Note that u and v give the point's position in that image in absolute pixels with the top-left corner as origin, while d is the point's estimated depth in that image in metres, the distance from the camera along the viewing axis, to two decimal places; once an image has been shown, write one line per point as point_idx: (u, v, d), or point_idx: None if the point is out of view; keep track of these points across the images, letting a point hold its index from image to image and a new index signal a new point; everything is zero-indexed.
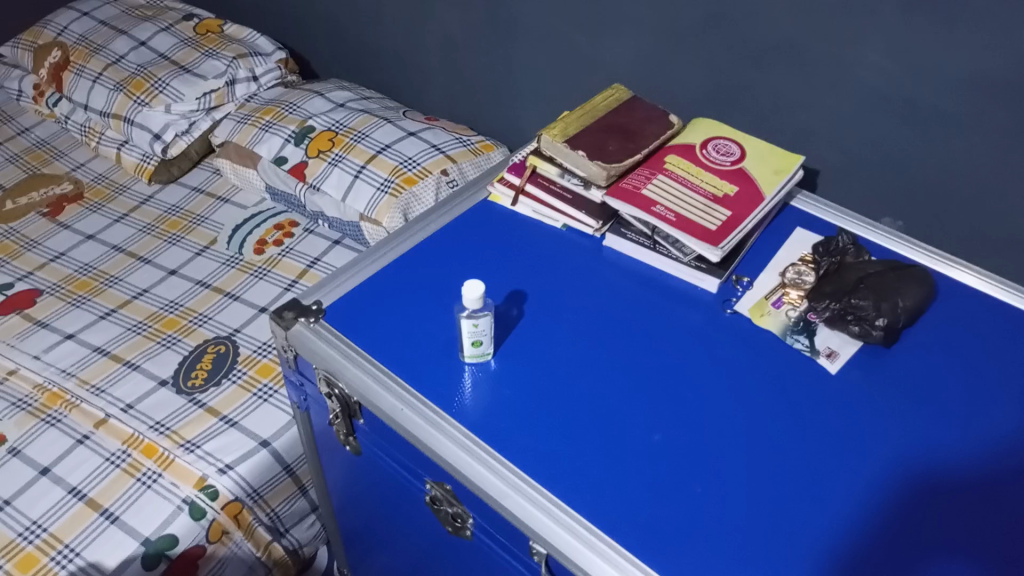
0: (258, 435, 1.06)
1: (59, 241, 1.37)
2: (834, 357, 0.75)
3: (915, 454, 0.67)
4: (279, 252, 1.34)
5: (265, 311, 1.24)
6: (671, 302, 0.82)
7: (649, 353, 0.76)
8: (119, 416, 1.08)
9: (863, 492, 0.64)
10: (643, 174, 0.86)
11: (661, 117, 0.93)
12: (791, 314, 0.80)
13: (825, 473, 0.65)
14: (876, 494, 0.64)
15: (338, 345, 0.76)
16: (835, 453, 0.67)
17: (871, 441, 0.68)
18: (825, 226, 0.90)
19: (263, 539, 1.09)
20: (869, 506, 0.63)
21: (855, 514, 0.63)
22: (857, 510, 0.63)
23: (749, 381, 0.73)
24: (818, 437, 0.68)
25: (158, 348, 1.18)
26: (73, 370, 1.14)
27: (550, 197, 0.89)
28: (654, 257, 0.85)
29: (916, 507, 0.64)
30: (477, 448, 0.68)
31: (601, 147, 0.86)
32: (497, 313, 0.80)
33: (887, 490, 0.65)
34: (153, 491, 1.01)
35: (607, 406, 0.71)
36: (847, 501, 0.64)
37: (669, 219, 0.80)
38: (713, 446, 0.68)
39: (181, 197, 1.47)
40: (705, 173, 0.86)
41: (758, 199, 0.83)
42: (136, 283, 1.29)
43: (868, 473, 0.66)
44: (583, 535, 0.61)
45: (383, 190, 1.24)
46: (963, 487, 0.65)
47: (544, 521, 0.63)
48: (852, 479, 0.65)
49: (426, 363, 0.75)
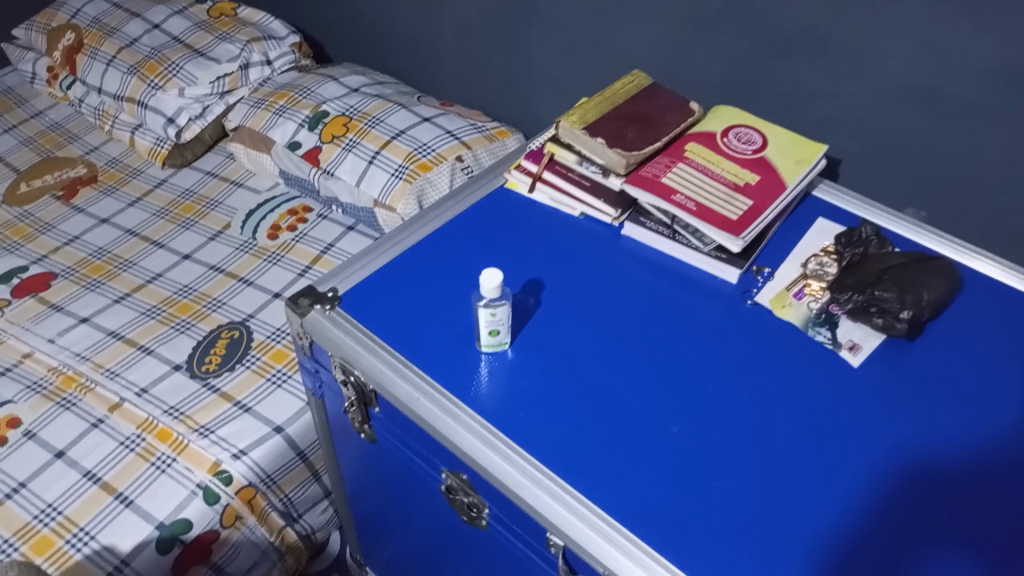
0: (271, 421, 1.06)
1: (73, 225, 1.37)
2: (856, 350, 0.74)
3: (935, 450, 0.66)
4: (293, 238, 1.33)
5: (279, 296, 1.23)
6: (691, 292, 0.81)
7: (669, 344, 0.76)
8: (133, 400, 1.08)
9: (884, 491, 0.63)
10: (663, 162, 0.85)
11: (681, 104, 0.91)
12: (813, 306, 0.78)
13: (846, 467, 0.65)
14: (900, 492, 0.63)
15: (354, 333, 0.76)
16: (855, 447, 0.66)
17: (891, 435, 0.67)
18: (846, 216, 0.88)
19: (276, 524, 1.10)
20: (885, 501, 0.63)
21: (870, 509, 0.62)
22: (871, 505, 0.62)
23: (767, 373, 0.72)
24: (838, 430, 0.68)
25: (172, 332, 1.18)
26: (87, 354, 1.14)
27: (567, 185, 0.88)
28: (673, 246, 0.84)
29: (930, 502, 0.63)
30: (494, 439, 0.67)
31: (620, 135, 0.85)
32: (514, 302, 0.80)
33: (906, 486, 0.64)
34: (167, 476, 1.01)
35: (624, 397, 0.71)
36: (863, 496, 0.63)
37: (690, 208, 0.79)
38: (731, 438, 0.67)
39: (194, 181, 1.46)
40: (725, 161, 0.85)
41: (780, 189, 0.82)
42: (150, 267, 1.29)
43: (886, 468, 0.65)
44: (596, 528, 0.61)
45: (398, 176, 1.23)
46: (983, 483, 0.64)
47: (556, 513, 0.63)
48: (870, 474, 0.64)
49: (443, 352, 0.74)
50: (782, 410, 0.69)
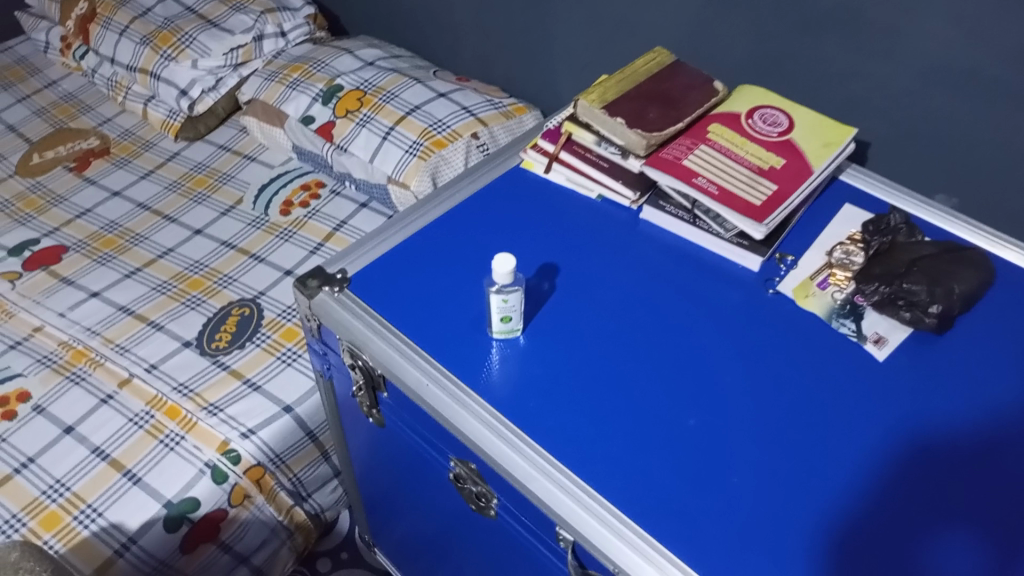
0: (281, 401, 1.05)
1: (85, 197, 1.36)
2: (881, 344, 0.71)
3: (960, 446, 0.64)
4: (305, 214, 1.31)
5: (290, 274, 1.22)
6: (711, 279, 0.78)
7: (687, 333, 0.73)
8: (143, 376, 1.07)
9: (905, 484, 0.61)
10: (685, 143, 0.81)
11: (705, 84, 0.88)
12: (837, 297, 0.75)
13: (867, 463, 0.62)
14: (921, 485, 0.61)
15: (363, 318, 0.73)
16: (880, 442, 0.64)
17: (911, 428, 0.65)
18: (875, 203, 0.85)
19: (285, 503, 1.10)
20: (905, 494, 0.61)
21: (878, 495, 0.60)
22: (885, 494, 0.61)
23: (785, 364, 0.70)
24: (861, 424, 0.65)
25: (182, 308, 1.17)
26: (97, 329, 1.13)
27: (585, 166, 0.85)
28: (693, 232, 0.81)
29: (936, 487, 0.61)
30: (503, 429, 0.65)
31: (640, 115, 0.82)
32: (528, 287, 0.77)
33: (920, 477, 0.62)
34: (176, 454, 1.00)
35: (638, 387, 0.69)
36: (875, 485, 0.61)
37: (711, 192, 0.76)
38: (748, 429, 0.65)
39: (207, 155, 1.44)
40: (749, 144, 0.82)
41: (807, 173, 0.79)
42: (162, 242, 1.28)
43: (902, 462, 0.63)
44: (599, 514, 0.59)
45: (412, 153, 1.21)
46: (1003, 474, 0.62)
47: (560, 502, 0.61)
48: (883, 464, 0.62)
49: (453, 338, 0.72)
50: (801, 402, 0.67)
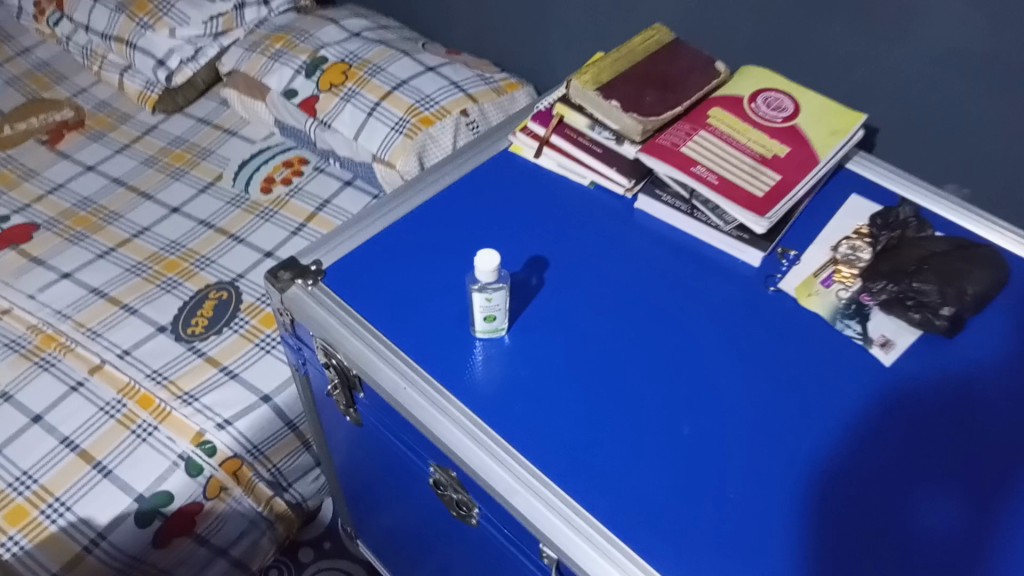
0: (259, 390, 1.01)
1: (58, 172, 1.31)
2: (888, 348, 0.66)
3: (963, 428, 0.61)
4: (287, 192, 1.26)
5: (271, 256, 1.17)
6: (708, 274, 0.74)
7: (682, 333, 0.69)
8: (115, 363, 1.03)
9: (884, 440, 0.61)
10: (683, 129, 0.76)
11: (705, 65, 0.83)
12: (842, 296, 0.70)
13: (864, 447, 0.60)
14: (899, 439, 0.61)
15: (339, 315, 0.69)
16: (878, 426, 0.61)
17: (910, 423, 0.62)
18: (884, 194, 0.80)
19: (264, 494, 1.07)
20: (883, 447, 0.60)
21: (858, 452, 0.60)
22: (864, 450, 0.60)
23: (788, 368, 0.66)
24: (861, 418, 0.62)
25: (158, 291, 1.12)
26: (69, 312, 1.09)
27: (577, 151, 0.80)
28: (691, 224, 0.76)
29: (914, 438, 0.61)
30: (486, 439, 0.61)
31: (637, 98, 0.77)
32: (514, 282, 0.73)
33: (914, 445, 0.60)
34: (148, 445, 0.96)
35: (628, 392, 0.64)
36: (854, 444, 0.60)
37: (711, 182, 0.72)
38: (746, 436, 0.61)
39: (186, 129, 1.38)
40: (752, 130, 0.77)
41: (812, 162, 0.74)
42: (137, 220, 1.23)
43: (893, 431, 0.61)
44: (581, 525, 0.56)
45: (398, 130, 1.16)
46: (981, 425, 0.62)
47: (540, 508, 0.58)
48: (862, 425, 0.62)
49: (435, 338, 0.68)
50: (803, 409, 0.63)
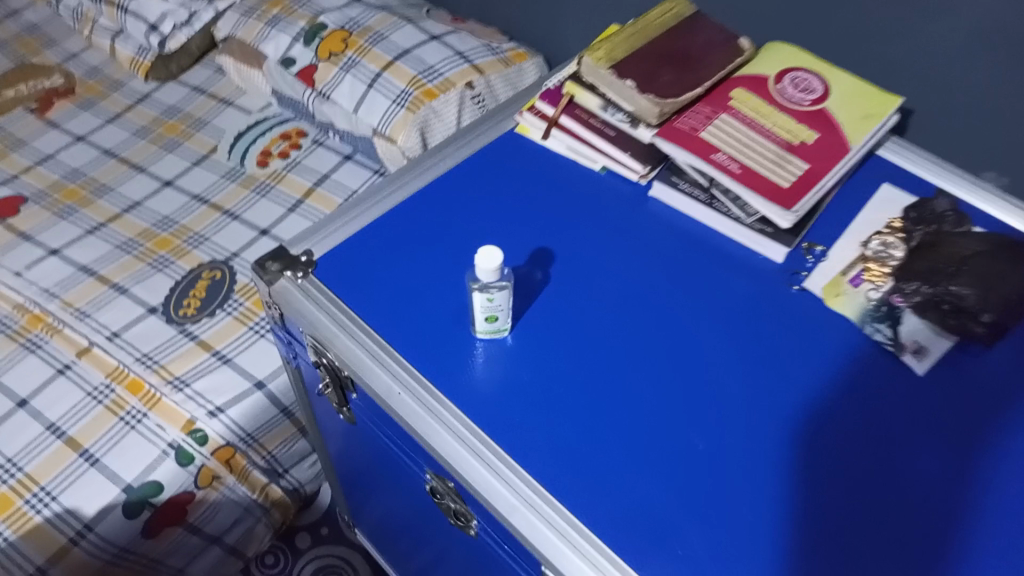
0: (253, 375, 0.97)
1: (48, 142, 1.26)
2: (922, 356, 0.62)
3: (948, 381, 0.61)
4: (285, 166, 1.21)
5: (267, 234, 1.12)
6: (727, 270, 0.69)
7: (698, 335, 0.64)
8: (104, 346, 0.99)
9: (873, 399, 0.60)
10: (703, 112, 0.71)
11: (729, 41, 0.77)
12: (872, 296, 0.65)
13: (869, 416, 0.59)
14: (888, 396, 0.60)
15: (329, 311, 0.65)
16: (874, 387, 0.60)
17: (921, 415, 0.59)
18: (917, 184, 0.74)
19: (259, 482, 1.03)
20: (870, 404, 0.59)
21: (844, 408, 0.59)
22: (851, 408, 0.59)
23: (812, 376, 0.61)
24: (850, 376, 0.61)
25: (148, 270, 1.08)
26: (57, 292, 1.05)
27: (588, 134, 0.74)
28: (710, 216, 0.71)
29: (897, 388, 0.60)
30: (487, 452, 0.57)
31: (653, 78, 0.72)
32: (518, 277, 0.68)
33: (917, 413, 0.59)
34: (137, 433, 0.93)
35: (640, 402, 0.60)
36: (842, 403, 0.59)
37: (733, 171, 0.67)
38: (766, 454, 0.56)
39: (181, 98, 1.33)
40: (777, 113, 0.71)
41: (842, 151, 0.69)
42: (128, 194, 1.18)
43: (882, 387, 0.60)
44: (582, 544, 0.52)
45: (400, 104, 1.10)
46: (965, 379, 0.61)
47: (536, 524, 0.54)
48: (850, 384, 0.61)
49: (436, 340, 0.63)
50: (826, 426, 0.58)
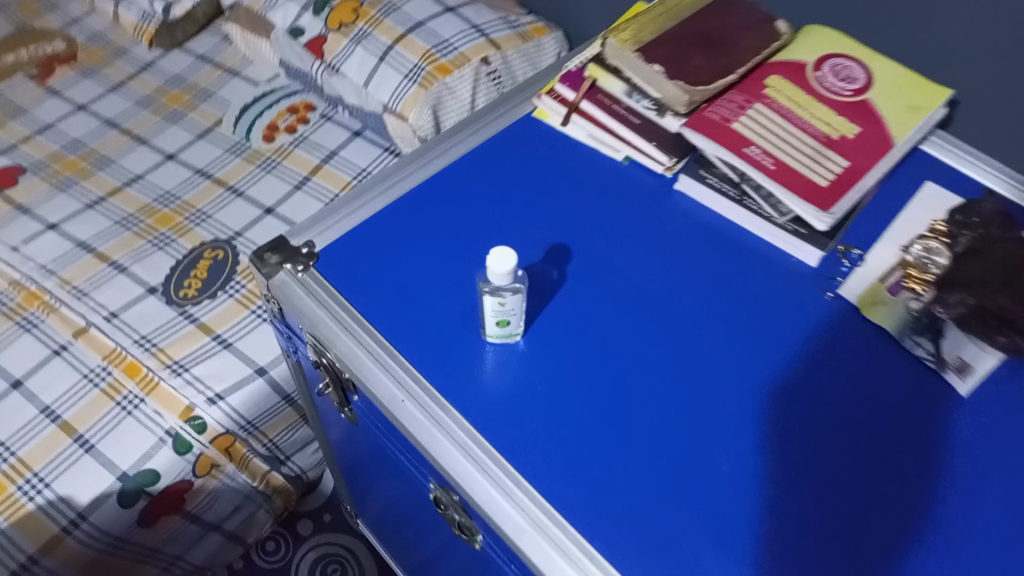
0: (254, 361, 0.93)
1: (48, 111, 1.22)
2: (965, 373, 0.58)
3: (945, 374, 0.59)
4: (292, 141, 1.16)
5: (272, 213, 1.08)
6: (757, 272, 0.64)
7: (724, 345, 0.60)
8: (101, 327, 0.96)
9: (868, 393, 0.58)
10: (736, 100, 0.66)
11: (766, 23, 0.72)
12: (911, 306, 0.61)
13: (860, 407, 0.57)
14: (884, 392, 0.58)
15: (329, 308, 0.61)
16: (868, 380, 0.58)
17: (915, 411, 0.57)
18: (962, 184, 0.69)
19: (260, 469, 1.00)
20: (864, 397, 0.57)
21: (836, 399, 0.57)
22: (846, 402, 0.57)
23: (844, 394, 0.57)
24: (851, 372, 0.59)
25: (149, 248, 1.04)
26: (54, 268, 1.01)
27: (611, 121, 0.69)
28: (741, 214, 0.66)
29: (889, 380, 0.58)
30: (494, 467, 0.53)
31: (683, 62, 0.67)
32: (532, 275, 0.64)
33: (925, 421, 0.57)
34: (134, 419, 0.90)
35: (659, 417, 0.56)
36: (839, 398, 0.57)
37: (766, 167, 0.62)
38: (794, 476, 0.53)
39: (185, 67, 1.28)
40: (816, 104, 0.66)
41: (885, 147, 0.64)
42: (129, 167, 1.14)
43: (874, 378, 0.58)
44: (585, 563, 0.49)
45: (411, 79, 1.05)
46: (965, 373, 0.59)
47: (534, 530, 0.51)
48: (849, 380, 0.58)
49: (444, 345, 0.59)
50: (862, 451, 0.54)
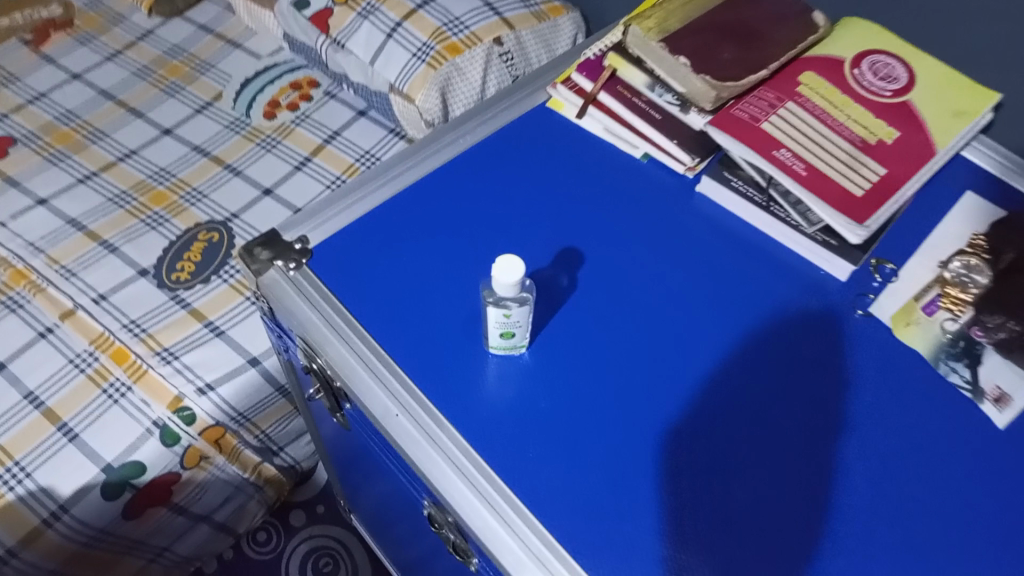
0: (247, 351, 0.89)
1: (42, 79, 1.17)
2: (1003, 404, 0.54)
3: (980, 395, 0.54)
4: (293, 118, 1.11)
5: (270, 194, 1.03)
6: (781, 284, 0.60)
7: (744, 362, 0.55)
8: (89, 309, 0.92)
9: (896, 416, 0.53)
10: (766, 98, 0.61)
11: (800, 15, 0.67)
12: (947, 328, 0.57)
13: (884, 428, 0.53)
14: (914, 412, 0.54)
15: (321, 311, 0.57)
16: (893, 398, 0.54)
17: (946, 435, 0.53)
18: (1005, 195, 0.64)
19: (252, 461, 0.97)
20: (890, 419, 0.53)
21: (860, 420, 0.53)
22: (871, 425, 0.53)
23: (871, 420, 0.53)
24: (876, 391, 0.54)
25: (141, 228, 1.00)
26: (42, 246, 0.98)
27: (630, 114, 0.64)
28: (767, 221, 0.62)
29: (915, 399, 0.54)
30: (492, 494, 0.50)
31: (710, 55, 0.63)
32: (540, 280, 0.60)
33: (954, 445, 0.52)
34: (120, 408, 0.86)
35: (672, 441, 0.52)
36: (861, 419, 0.53)
37: (797, 173, 0.57)
38: (813, 509, 0.49)
39: (186, 37, 1.23)
40: (853, 105, 0.61)
41: (926, 155, 0.59)
42: (124, 141, 1.09)
43: (896, 396, 0.54)
44: None
45: (420, 58, 0.99)
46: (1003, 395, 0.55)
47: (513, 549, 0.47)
48: (877, 401, 0.54)
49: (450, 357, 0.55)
50: (895, 486, 0.50)
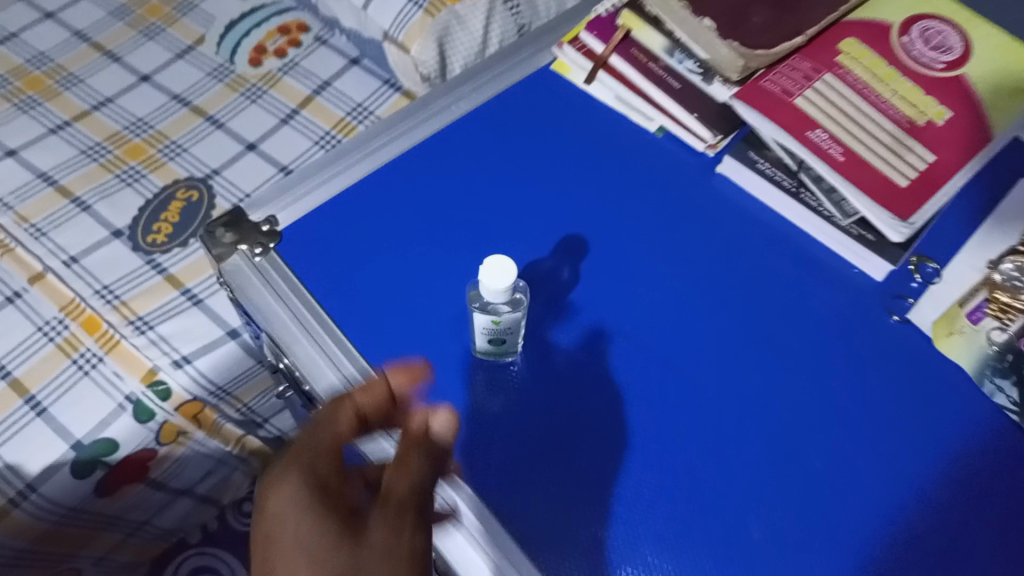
0: (226, 322, 0.83)
1: (13, 17, 1.08)
2: None
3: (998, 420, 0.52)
4: (280, 66, 1.03)
5: (254, 149, 0.96)
6: (791, 291, 0.56)
7: (754, 379, 0.53)
8: (59, 273, 0.86)
9: (907, 442, 0.51)
10: (802, 69, 0.55)
11: None
12: (993, 337, 0.51)
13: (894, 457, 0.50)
14: (927, 436, 0.51)
15: (293, 307, 0.54)
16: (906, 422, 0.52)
17: (958, 463, 0.50)
18: None
19: (234, 433, 0.92)
20: (901, 446, 0.51)
21: (868, 442, 0.51)
22: (881, 452, 0.51)
23: (888, 448, 0.50)
24: (889, 413, 0.52)
25: (115, 184, 0.93)
26: (11, 203, 0.91)
27: (644, 83, 0.58)
28: (792, 207, 0.58)
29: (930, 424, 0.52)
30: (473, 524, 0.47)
31: (740, 18, 0.56)
32: (539, 274, 0.56)
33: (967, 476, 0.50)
34: (90, 380, 0.81)
35: (674, 468, 0.50)
36: (871, 444, 0.51)
37: (833, 156, 0.51)
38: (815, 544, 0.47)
39: None
40: (900, 78, 0.54)
41: (980, 139, 0.52)
42: (99, 88, 1.02)
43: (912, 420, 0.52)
44: None
45: (416, 4, 0.91)
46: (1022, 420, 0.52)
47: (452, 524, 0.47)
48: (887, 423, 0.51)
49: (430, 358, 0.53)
50: (908, 520, 0.48)
